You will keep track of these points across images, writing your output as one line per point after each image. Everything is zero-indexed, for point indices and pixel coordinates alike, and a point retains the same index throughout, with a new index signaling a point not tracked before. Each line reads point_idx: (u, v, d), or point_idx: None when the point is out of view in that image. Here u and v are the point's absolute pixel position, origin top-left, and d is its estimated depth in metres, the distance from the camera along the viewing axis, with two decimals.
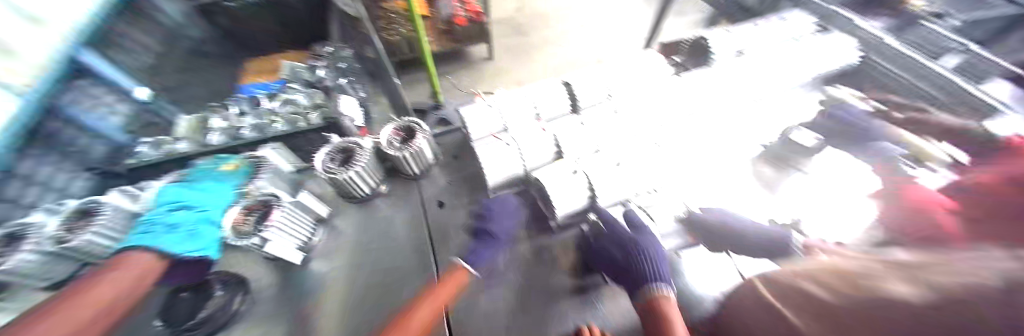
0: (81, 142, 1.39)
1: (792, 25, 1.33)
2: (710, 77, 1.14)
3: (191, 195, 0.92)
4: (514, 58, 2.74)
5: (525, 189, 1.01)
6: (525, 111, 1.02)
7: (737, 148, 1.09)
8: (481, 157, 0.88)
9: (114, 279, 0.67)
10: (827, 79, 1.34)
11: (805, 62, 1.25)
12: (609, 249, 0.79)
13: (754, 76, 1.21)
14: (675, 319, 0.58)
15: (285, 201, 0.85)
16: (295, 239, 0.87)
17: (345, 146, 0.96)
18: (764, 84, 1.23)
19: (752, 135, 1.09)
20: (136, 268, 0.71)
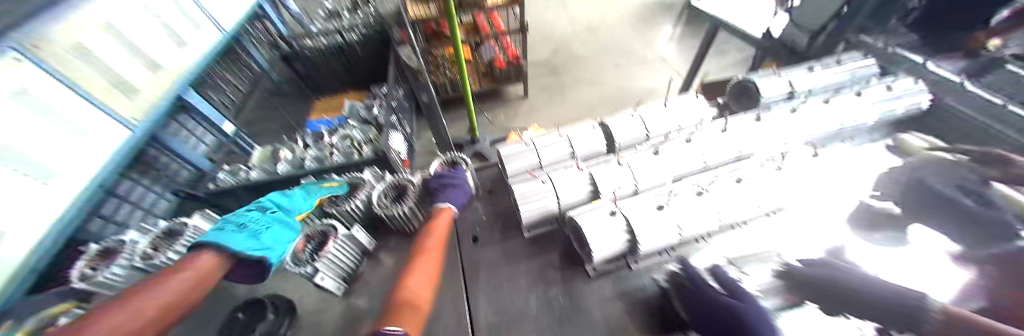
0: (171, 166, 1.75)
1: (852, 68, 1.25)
2: (764, 119, 1.08)
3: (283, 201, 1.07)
4: (548, 97, 2.87)
5: (559, 228, 0.99)
6: (562, 152, 1.03)
7: (810, 197, 0.95)
8: (519, 195, 0.90)
9: (169, 280, 0.74)
10: (902, 121, 1.18)
11: (879, 101, 1.11)
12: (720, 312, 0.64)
13: (820, 119, 1.09)
14: None
15: (342, 232, 0.92)
16: (342, 269, 0.92)
17: (397, 182, 1.10)
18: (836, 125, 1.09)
19: (825, 180, 0.95)
20: (193, 268, 0.78)
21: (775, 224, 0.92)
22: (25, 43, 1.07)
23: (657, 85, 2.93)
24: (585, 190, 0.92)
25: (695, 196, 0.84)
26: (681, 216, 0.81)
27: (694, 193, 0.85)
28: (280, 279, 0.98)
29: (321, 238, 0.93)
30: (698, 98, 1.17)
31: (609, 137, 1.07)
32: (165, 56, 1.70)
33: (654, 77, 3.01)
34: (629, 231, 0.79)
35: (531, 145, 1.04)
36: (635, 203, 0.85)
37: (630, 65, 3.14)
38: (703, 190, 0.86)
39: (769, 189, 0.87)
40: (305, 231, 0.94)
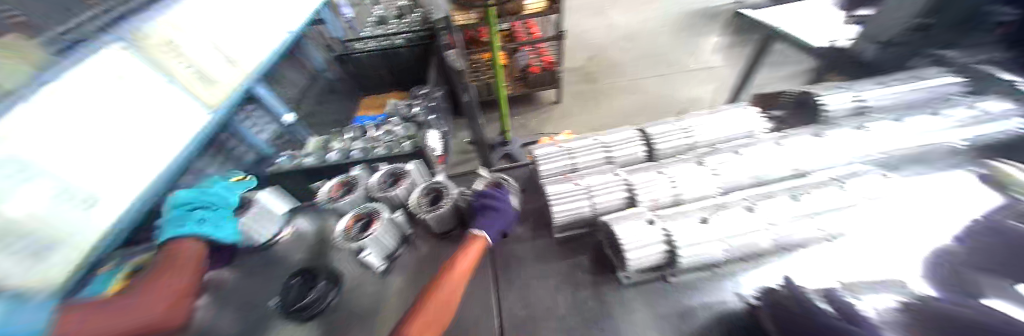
0: (242, 149, 1.99)
1: (942, 85, 1.10)
2: (829, 135, 0.98)
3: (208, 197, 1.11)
4: (581, 103, 2.84)
5: (591, 232, 0.98)
6: (598, 155, 1.02)
7: (882, 223, 0.85)
8: (553, 195, 0.91)
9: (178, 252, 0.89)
10: (1006, 147, 1.02)
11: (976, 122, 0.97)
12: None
13: (900, 137, 0.96)
14: None
15: (385, 217, 1.01)
16: (383, 251, 0.99)
17: (435, 187, 1.11)
18: (916, 145, 0.97)
19: (897, 207, 0.86)
20: (186, 245, 0.92)
21: (837, 250, 0.84)
22: (124, 36, 1.31)
23: (699, 96, 2.79)
24: (620, 196, 0.90)
25: (744, 212, 0.79)
26: (727, 230, 0.76)
27: (743, 209, 0.80)
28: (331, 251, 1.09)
29: (366, 220, 1.02)
30: (749, 109, 1.10)
31: (648, 144, 1.03)
32: (241, 52, 1.94)
33: (696, 87, 2.87)
34: (667, 241, 0.76)
35: (566, 148, 1.04)
36: (675, 214, 0.82)
37: (670, 74, 3.02)
38: (752, 205, 0.81)
39: (833, 210, 0.79)
40: (354, 212, 1.04)
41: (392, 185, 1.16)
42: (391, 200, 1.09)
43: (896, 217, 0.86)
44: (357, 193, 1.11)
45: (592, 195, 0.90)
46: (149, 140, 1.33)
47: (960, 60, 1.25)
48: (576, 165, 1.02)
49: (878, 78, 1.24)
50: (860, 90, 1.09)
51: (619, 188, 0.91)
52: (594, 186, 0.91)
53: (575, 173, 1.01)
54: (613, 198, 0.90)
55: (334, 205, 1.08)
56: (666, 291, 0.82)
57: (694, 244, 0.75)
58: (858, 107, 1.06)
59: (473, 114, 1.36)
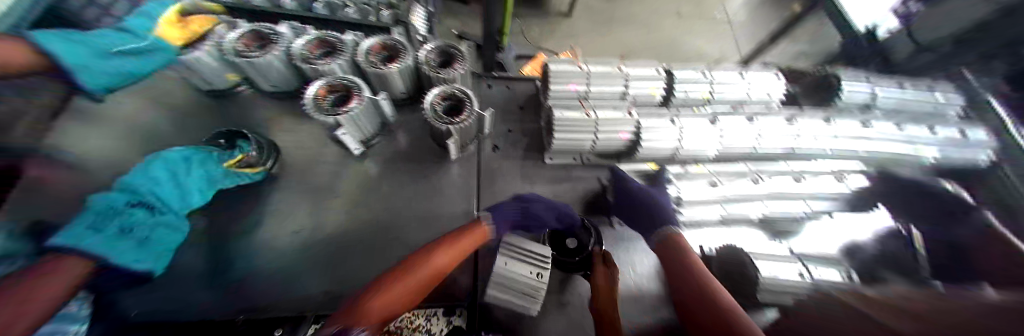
0: None
1: (946, 103, 1.10)
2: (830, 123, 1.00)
3: (162, 189, 0.76)
4: (593, 24, 2.25)
5: (585, 165, 1.00)
6: (614, 89, 0.96)
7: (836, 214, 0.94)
8: (563, 119, 0.86)
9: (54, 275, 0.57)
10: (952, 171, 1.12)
11: (945, 140, 1.03)
12: (633, 201, 0.83)
13: (885, 137, 1.01)
14: (689, 248, 0.72)
15: (366, 95, 0.87)
16: (359, 135, 0.93)
17: (458, 94, 0.95)
18: (897, 148, 1.00)
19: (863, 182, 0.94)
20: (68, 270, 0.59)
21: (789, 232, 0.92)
22: None
23: (732, 41, 2.24)
24: (624, 135, 0.89)
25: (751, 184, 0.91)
26: (728, 193, 0.89)
27: (750, 180, 0.92)
28: (315, 131, 1.03)
29: (343, 95, 0.88)
30: (778, 77, 1.05)
31: (667, 89, 1.00)
32: None
33: (744, 31, 2.29)
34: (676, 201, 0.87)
35: (583, 69, 0.95)
36: (684, 173, 0.91)
37: (719, 8, 2.36)
38: (758, 179, 0.92)
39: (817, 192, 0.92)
40: (325, 80, 0.88)
41: (443, 67, 1.02)
42: (387, 88, 0.98)
43: (860, 216, 0.93)
44: (406, 61, 0.96)
45: (598, 130, 0.87)
46: None
47: (975, 82, 1.24)
48: (590, 94, 0.95)
49: (929, 84, 1.14)
50: (881, 84, 1.06)
51: (625, 128, 0.89)
52: (603, 121, 0.88)
53: (587, 101, 0.95)
54: (615, 138, 0.89)
55: (380, 70, 0.91)
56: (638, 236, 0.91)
57: (692, 205, 0.87)
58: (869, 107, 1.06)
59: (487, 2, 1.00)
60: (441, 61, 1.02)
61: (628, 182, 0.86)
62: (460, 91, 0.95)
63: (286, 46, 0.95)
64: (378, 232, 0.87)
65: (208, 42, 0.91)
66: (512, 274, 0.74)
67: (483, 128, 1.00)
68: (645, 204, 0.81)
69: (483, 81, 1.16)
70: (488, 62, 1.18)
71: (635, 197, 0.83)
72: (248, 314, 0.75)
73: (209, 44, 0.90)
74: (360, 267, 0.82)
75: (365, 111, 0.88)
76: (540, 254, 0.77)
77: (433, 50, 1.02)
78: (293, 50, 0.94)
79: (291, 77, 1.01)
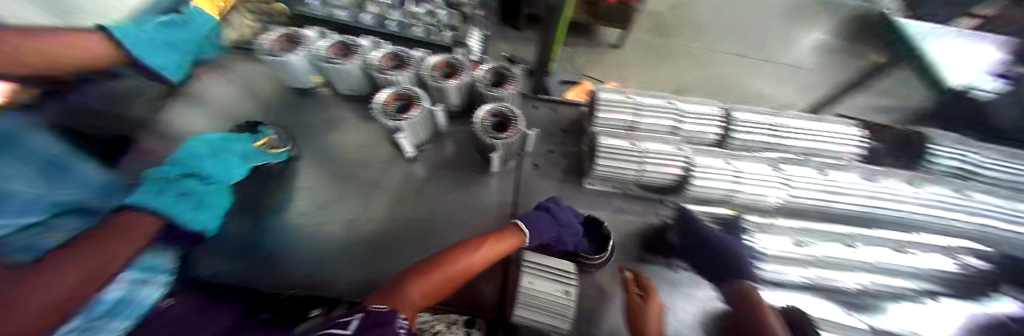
0: None
1: None
2: (920, 186, 0.88)
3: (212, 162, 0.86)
4: (643, 57, 2.24)
5: (625, 195, 0.98)
6: (664, 123, 0.95)
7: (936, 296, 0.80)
8: (609, 148, 0.87)
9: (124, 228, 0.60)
10: None
11: None
12: (711, 247, 0.80)
13: (989, 211, 0.87)
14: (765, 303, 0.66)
15: (426, 106, 0.97)
16: (413, 140, 1.01)
17: (505, 112, 1.00)
18: (1006, 225, 0.86)
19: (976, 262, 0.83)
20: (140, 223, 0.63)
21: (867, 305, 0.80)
22: None
23: (797, 85, 2.00)
24: (674, 170, 0.88)
25: (847, 249, 0.82)
26: (819, 256, 0.81)
27: (844, 244, 0.83)
28: (375, 133, 1.14)
29: (407, 102, 0.99)
30: (852, 127, 0.96)
31: (722, 128, 0.96)
32: None
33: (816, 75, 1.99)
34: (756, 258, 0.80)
35: (632, 100, 0.96)
36: (766, 224, 0.85)
37: (783, 49, 2.14)
38: (852, 243, 0.83)
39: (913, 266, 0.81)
40: (395, 88, 0.99)
41: (496, 86, 1.09)
42: (444, 101, 1.07)
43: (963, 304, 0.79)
44: (463, 79, 1.04)
45: (645, 162, 0.87)
46: None
47: None
48: (638, 125, 0.95)
49: None
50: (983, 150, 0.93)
51: (675, 163, 0.87)
52: (649, 154, 0.87)
53: (636, 131, 0.95)
54: (663, 172, 0.87)
55: (441, 84, 1.01)
56: (706, 283, 0.83)
57: (775, 261, 0.80)
58: (967, 174, 0.93)
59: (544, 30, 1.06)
60: (494, 80, 1.09)
61: (704, 229, 0.82)
62: (509, 110, 1.01)
63: (364, 57, 1.09)
64: (418, 232, 0.93)
65: (305, 49, 1.07)
66: (536, 291, 0.73)
67: (526, 147, 1.03)
68: (726, 254, 0.78)
69: (529, 101, 1.21)
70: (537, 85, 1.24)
71: (712, 244, 0.80)
72: (303, 289, 0.84)
73: (307, 51, 1.07)
74: (401, 263, 0.88)
75: (421, 120, 0.96)
76: (561, 270, 0.76)
77: (488, 70, 1.10)
78: (370, 61, 1.08)
79: (363, 83, 1.14)
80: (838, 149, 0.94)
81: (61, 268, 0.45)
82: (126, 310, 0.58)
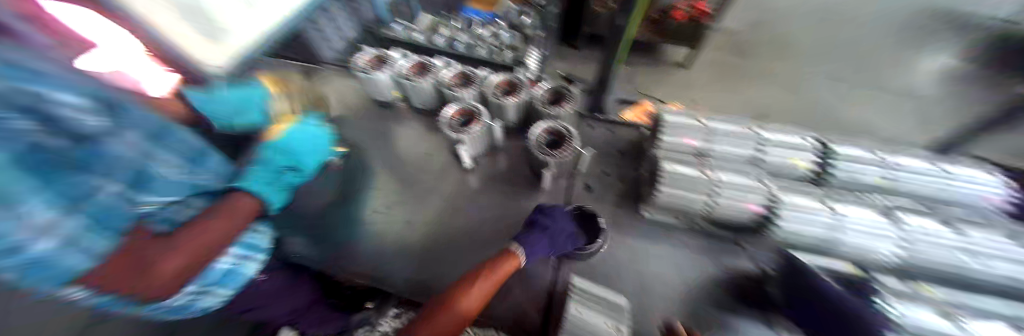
0: None
1: None
2: None
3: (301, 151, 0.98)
4: (716, 78, 2.02)
5: (688, 229, 0.90)
6: (742, 152, 0.85)
7: None
8: (676, 174, 0.80)
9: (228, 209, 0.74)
10: None
11: None
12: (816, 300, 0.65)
13: None
14: None
15: (486, 122, 1.03)
16: (471, 153, 1.07)
17: (562, 131, 0.99)
18: None
19: None
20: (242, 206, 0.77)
21: None
22: None
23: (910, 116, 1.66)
24: (753, 207, 0.77)
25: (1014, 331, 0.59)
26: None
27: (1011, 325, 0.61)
28: (438, 143, 1.24)
29: (470, 117, 1.06)
30: (996, 176, 0.78)
31: (819, 164, 0.81)
32: None
33: (927, 113, 1.63)
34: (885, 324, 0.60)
35: (705, 125, 0.88)
36: (908, 291, 0.65)
37: (894, 74, 1.83)
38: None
39: None
40: (461, 104, 1.08)
41: (553, 104, 1.11)
42: (502, 117, 1.13)
43: None
44: (523, 98, 1.08)
45: (717, 193, 0.78)
46: None
47: None
48: (711, 152, 0.86)
49: None
50: None
51: (755, 198, 0.77)
52: (724, 185, 0.78)
53: (708, 158, 0.85)
54: (740, 207, 0.77)
55: (501, 102, 1.07)
56: None
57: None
58: None
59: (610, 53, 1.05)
60: (552, 100, 1.11)
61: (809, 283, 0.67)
62: (566, 129, 1.00)
63: (437, 76, 1.21)
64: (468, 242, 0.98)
65: (390, 68, 1.24)
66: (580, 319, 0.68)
67: (579, 167, 1.01)
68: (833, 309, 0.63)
69: (584, 122, 1.19)
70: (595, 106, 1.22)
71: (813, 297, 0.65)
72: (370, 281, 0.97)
73: (391, 70, 1.23)
74: (453, 267, 0.95)
75: (480, 134, 1.02)
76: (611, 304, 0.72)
77: (547, 90, 1.12)
78: (441, 79, 1.20)
79: (432, 98, 1.26)
80: (977, 199, 0.76)
81: (174, 249, 0.58)
82: (229, 279, 0.77)
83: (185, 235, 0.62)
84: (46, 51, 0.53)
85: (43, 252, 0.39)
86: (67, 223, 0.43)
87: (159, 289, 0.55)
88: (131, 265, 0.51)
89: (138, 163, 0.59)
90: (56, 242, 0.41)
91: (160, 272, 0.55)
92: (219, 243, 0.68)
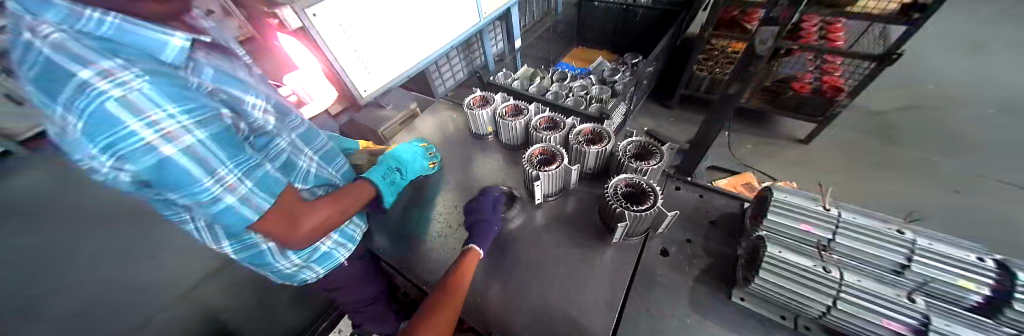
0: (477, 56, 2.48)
1: None
2: None
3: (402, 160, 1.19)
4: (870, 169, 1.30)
5: (802, 329, 0.75)
6: (882, 253, 0.68)
7: None
8: (771, 259, 0.72)
9: (351, 191, 0.86)
10: None
11: None
12: None
13: None
14: None
15: (566, 165, 1.10)
16: (546, 190, 1.14)
17: (643, 187, 0.98)
18: None
19: None
20: (358, 192, 0.88)
21: None
22: None
23: None
24: (891, 324, 0.62)
25: None
26: None
27: None
28: (515, 175, 1.37)
29: (550, 158, 1.16)
30: None
31: (989, 296, 0.60)
32: None
33: None
34: None
35: (829, 212, 0.76)
36: None
37: None
38: None
39: None
40: (542, 145, 1.19)
41: (637, 159, 1.12)
42: (581, 162, 1.18)
43: None
44: (606, 148, 1.13)
45: (840, 297, 0.66)
46: (420, 39, 1.55)
47: None
48: (834, 245, 0.73)
49: None
50: None
51: (896, 314, 0.62)
52: (846, 287, 0.66)
53: (828, 252, 0.73)
54: (873, 321, 0.63)
55: (584, 148, 1.13)
56: None
57: None
58: None
59: (716, 117, 1.00)
60: (636, 155, 1.12)
61: None
62: (649, 187, 0.98)
63: (528, 119, 1.38)
64: (524, 274, 0.99)
65: (491, 107, 1.48)
66: None
67: (656, 228, 0.97)
68: None
69: (672, 182, 1.16)
70: (687, 169, 1.16)
71: None
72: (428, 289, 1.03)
73: (495, 110, 1.46)
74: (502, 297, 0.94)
75: (558, 174, 1.09)
76: None
77: (632, 145, 1.14)
78: (533, 122, 1.36)
79: (520, 136, 1.42)
80: None
81: (315, 211, 0.70)
82: (324, 259, 1.05)
83: (325, 199, 0.74)
84: (239, 72, 0.77)
85: (224, 202, 0.53)
86: (246, 182, 0.55)
87: (301, 242, 0.68)
88: (288, 216, 0.64)
89: (287, 153, 0.81)
90: (232, 195, 0.53)
91: (305, 224, 0.68)
92: (342, 216, 0.79)
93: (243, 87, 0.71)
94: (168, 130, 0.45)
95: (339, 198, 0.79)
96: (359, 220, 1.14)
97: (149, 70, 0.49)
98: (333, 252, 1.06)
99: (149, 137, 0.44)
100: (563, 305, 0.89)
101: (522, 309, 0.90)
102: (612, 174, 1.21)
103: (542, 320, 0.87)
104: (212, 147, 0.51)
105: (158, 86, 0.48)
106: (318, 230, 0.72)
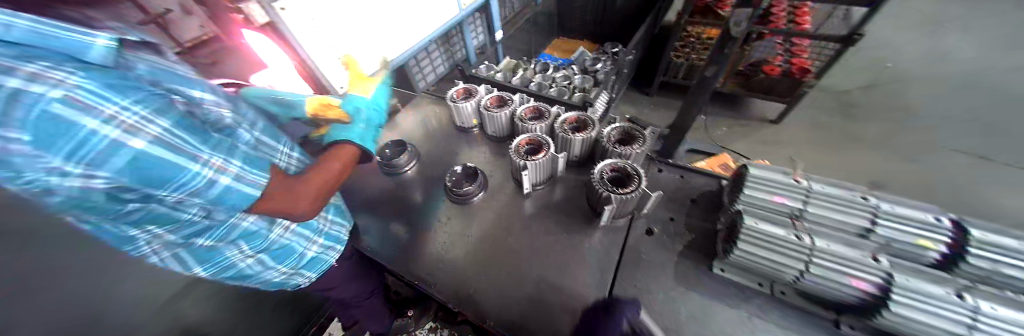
0: None
1: None
2: None
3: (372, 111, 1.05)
4: None
5: (778, 295, 0.79)
6: (849, 219, 0.72)
7: None
8: (749, 232, 0.76)
9: (333, 156, 0.83)
10: None
11: None
12: None
13: None
14: None
15: (552, 154, 1.10)
16: (534, 179, 1.14)
17: (628, 170, 1.00)
18: None
19: None
20: (340, 155, 0.84)
21: None
22: None
23: None
24: (865, 286, 0.65)
25: None
26: None
27: None
28: (503, 167, 1.36)
29: (537, 147, 1.15)
30: None
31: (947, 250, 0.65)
32: None
33: None
34: None
35: (802, 185, 0.79)
36: None
37: None
38: None
39: None
40: (528, 134, 1.19)
41: (621, 144, 1.13)
42: (567, 150, 1.19)
43: None
44: (591, 134, 1.14)
45: (812, 262, 0.70)
46: (398, 32, 1.51)
47: None
48: (805, 214, 0.77)
49: None
50: None
51: (865, 274, 0.66)
52: (818, 253, 0.70)
53: (800, 221, 0.77)
54: (842, 281, 0.67)
55: (569, 135, 1.14)
56: None
57: None
58: None
59: (694, 100, 1.03)
60: (620, 140, 1.14)
61: None
62: (632, 169, 1.00)
63: (513, 109, 1.37)
64: (516, 262, 1.00)
65: (475, 99, 1.46)
66: None
67: (643, 209, 0.99)
68: None
69: (655, 165, 1.18)
70: (669, 151, 1.19)
71: None
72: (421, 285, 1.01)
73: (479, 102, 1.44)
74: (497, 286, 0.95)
75: (546, 162, 1.09)
76: None
77: (616, 130, 1.15)
78: (517, 112, 1.35)
79: (505, 127, 1.41)
80: None
81: (302, 184, 0.71)
82: (313, 264, 1.03)
83: (310, 171, 0.74)
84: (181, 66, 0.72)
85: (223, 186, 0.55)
86: (233, 162, 0.57)
87: (304, 214, 0.71)
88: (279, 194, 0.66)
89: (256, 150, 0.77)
90: (227, 175, 0.56)
91: (296, 199, 0.69)
92: (334, 178, 0.79)
93: (188, 82, 0.65)
94: (127, 123, 0.45)
95: (324, 167, 0.78)
96: (343, 223, 1.08)
97: (79, 67, 0.47)
98: (323, 256, 1.04)
99: (114, 133, 0.44)
100: (556, 290, 0.90)
101: (516, 296, 0.91)
102: (597, 160, 1.22)
103: (535, 305, 0.89)
104: (178, 132, 0.51)
105: (93, 82, 0.46)
106: (313, 199, 0.73)
